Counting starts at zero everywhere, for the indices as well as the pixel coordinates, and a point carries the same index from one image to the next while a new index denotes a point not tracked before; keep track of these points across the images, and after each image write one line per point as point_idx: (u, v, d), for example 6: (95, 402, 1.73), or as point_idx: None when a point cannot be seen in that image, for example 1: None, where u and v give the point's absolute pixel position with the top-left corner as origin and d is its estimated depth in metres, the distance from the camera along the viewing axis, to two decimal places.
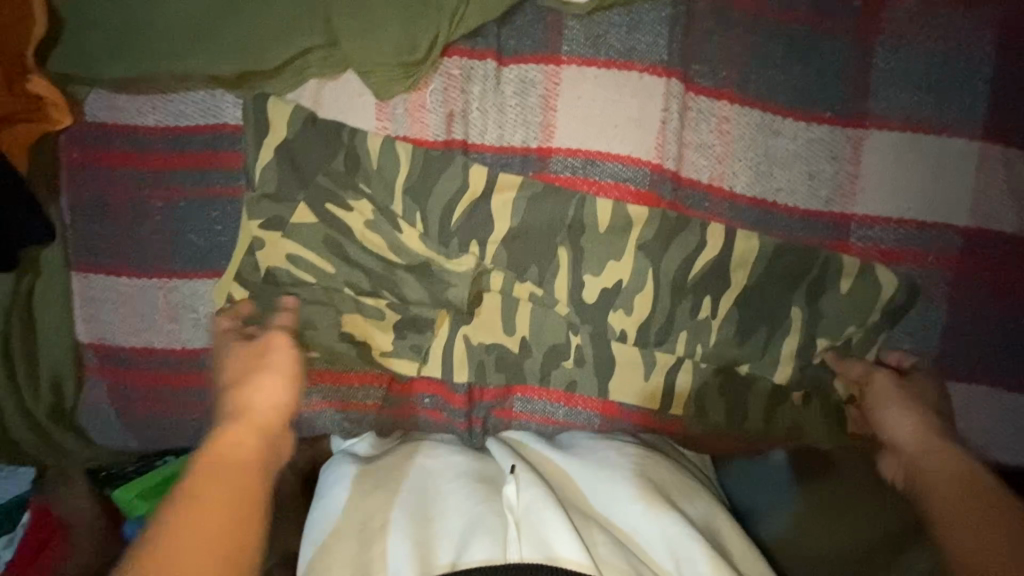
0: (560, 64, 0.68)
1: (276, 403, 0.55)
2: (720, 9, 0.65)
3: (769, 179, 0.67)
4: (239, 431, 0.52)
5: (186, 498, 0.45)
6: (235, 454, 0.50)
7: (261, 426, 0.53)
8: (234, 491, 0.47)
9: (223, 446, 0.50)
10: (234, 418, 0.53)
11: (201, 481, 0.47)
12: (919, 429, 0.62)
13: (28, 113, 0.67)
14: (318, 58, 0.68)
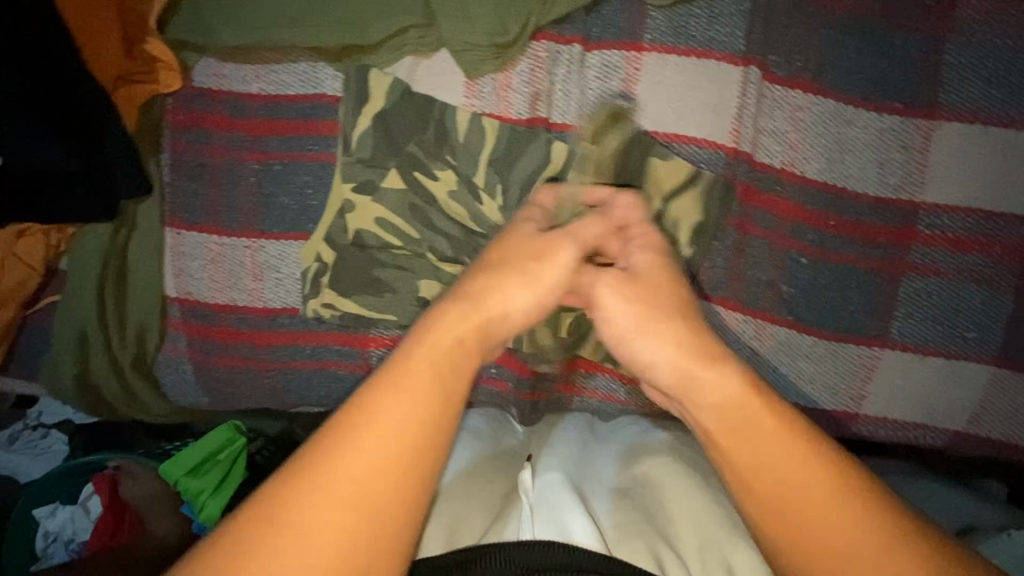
0: (643, 50, 0.72)
1: (531, 312, 0.53)
2: (797, 3, 0.69)
3: (841, 165, 0.71)
4: (461, 334, 0.51)
5: (395, 406, 0.46)
6: (450, 361, 0.49)
7: (484, 340, 0.52)
8: (420, 403, 0.46)
9: (437, 347, 0.49)
10: (464, 319, 0.51)
11: (411, 388, 0.47)
12: (716, 376, 0.52)
13: (142, 75, 0.72)
14: (414, 36, 0.73)
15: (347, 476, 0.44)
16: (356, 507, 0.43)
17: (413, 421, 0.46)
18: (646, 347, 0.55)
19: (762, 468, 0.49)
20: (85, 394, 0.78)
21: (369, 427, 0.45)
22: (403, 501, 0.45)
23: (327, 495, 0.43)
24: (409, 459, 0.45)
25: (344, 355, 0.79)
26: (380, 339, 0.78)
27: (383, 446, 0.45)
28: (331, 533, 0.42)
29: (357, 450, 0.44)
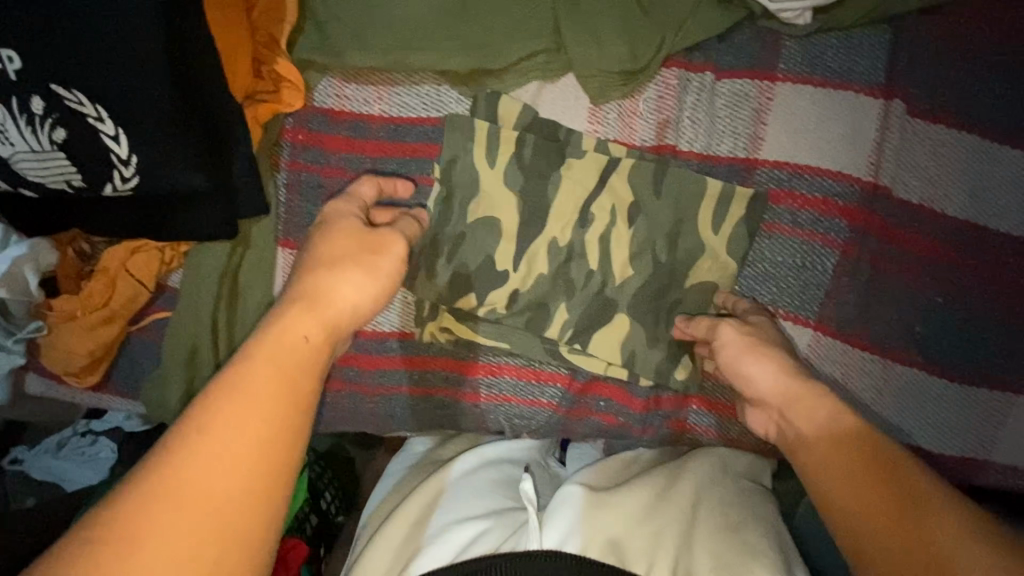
0: (776, 80, 0.70)
1: (324, 312, 0.51)
2: (942, 36, 0.67)
3: (983, 202, 0.68)
4: (307, 333, 0.48)
5: (234, 406, 0.42)
6: (294, 362, 0.46)
7: (326, 339, 0.50)
8: (263, 390, 0.43)
9: (282, 345, 0.46)
10: (302, 318, 0.49)
11: (258, 390, 0.43)
12: (808, 400, 0.59)
13: (268, 94, 0.71)
14: (542, 61, 0.72)
15: (198, 467, 0.39)
16: (220, 521, 0.38)
17: (257, 424, 0.42)
18: (756, 372, 0.63)
19: (848, 490, 0.52)
20: (187, 414, 0.76)
21: (224, 431, 0.41)
22: (249, 518, 0.40)
23: (176, 505, 0.37)
24: (269, 466, 0.41)
25: (451, 381, 0.77)
26: (489, 365, 0.77)
27: (248, 452, 0.41)
28: (171, 552, 0.36)
29: (191, 453, 0.39)
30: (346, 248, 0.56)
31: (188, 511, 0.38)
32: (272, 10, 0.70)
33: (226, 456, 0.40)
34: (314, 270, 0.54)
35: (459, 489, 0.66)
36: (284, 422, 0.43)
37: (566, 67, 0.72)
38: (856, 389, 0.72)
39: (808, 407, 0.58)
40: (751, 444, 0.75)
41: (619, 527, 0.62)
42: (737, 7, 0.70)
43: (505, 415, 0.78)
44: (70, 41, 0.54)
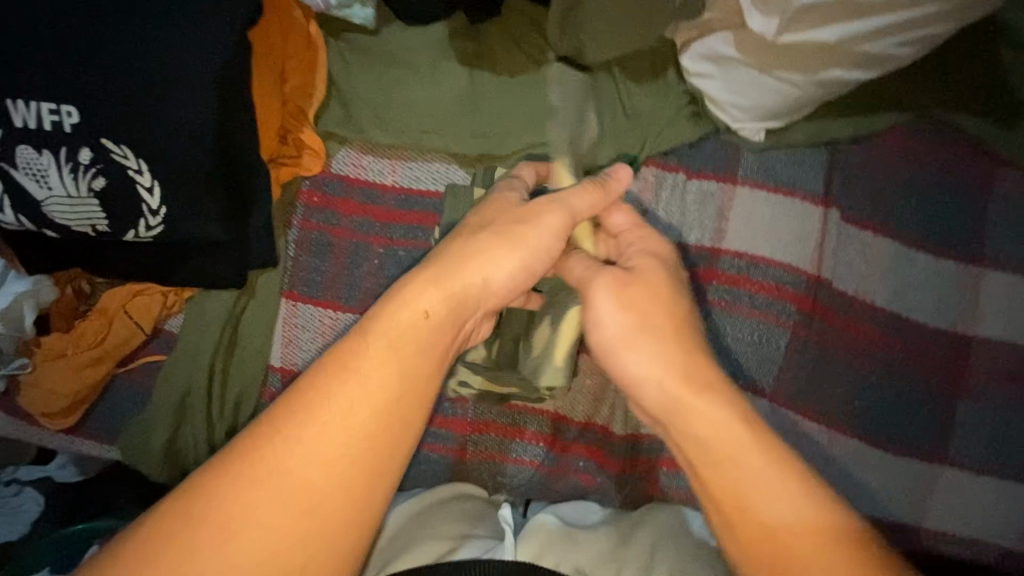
0: (736, 183, 0.83)
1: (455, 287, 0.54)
2: (869, 160, 0.82)
3: (905, 297, 0.81)
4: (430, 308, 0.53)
5: (346, 398, 0.48)
6: (413, 343, 0.51)
7: (451, 315, 0.54)
8: (378, 387, 0.49)
9: (400, 325, 0.51)
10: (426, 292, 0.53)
11: (366, 371, 0.49)
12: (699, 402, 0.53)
13: (290, 159, 0.78)
14: (540, 151, 0.82)
15: (297, 455, 0.46)
16: (331, 487, 0.46)
17: (363, 404, 0.48)
18: (642, 360, 0.56)
19: (739, 472, 0.50)
20: (168, 460, 0.76)
21: (331, 410, 0.47)
22: (361, 486, 0.47)
23: (290, 470, 0.45)
24: (373, 446, 0.47)
25: (438, 436, 0.82)
26: (476, 422, 0.82)
27: (355, 431, 0.47)
28: (285, 507, 0.44)
29: (299, 437, 0.46)
30: (645, 282, 0.60)
31: (282, 492, 0.45)
32: (302, 87, 0.78)
33: (328, 446, 0.46)
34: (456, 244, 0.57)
35: (444, 514, 0.72)
36: (386, 423, 0.48)
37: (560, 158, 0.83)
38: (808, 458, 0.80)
39: (700, 386, 0.54)
40: None
41: (582, 557, 0.65)
42: (706, 121, 0.83)
43: (488, 472, 0.82)
44: (128, 102, 0.59)
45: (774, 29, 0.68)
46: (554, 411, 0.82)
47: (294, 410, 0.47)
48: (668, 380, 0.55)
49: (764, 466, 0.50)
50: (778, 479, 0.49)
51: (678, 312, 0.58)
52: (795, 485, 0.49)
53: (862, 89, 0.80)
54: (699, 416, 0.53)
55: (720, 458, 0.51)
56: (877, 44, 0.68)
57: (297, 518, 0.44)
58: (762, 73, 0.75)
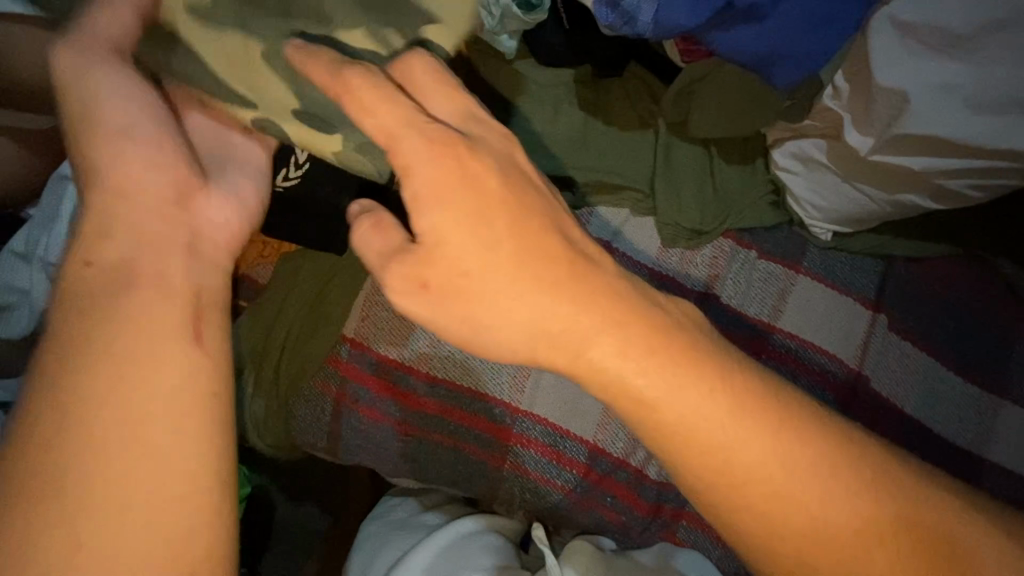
0: (799, 271, 0.91)
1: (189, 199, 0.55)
2: (917, 280, 0.91)
3: (931, 410, 0.87)
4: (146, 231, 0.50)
5: (146, 368, 0.44)
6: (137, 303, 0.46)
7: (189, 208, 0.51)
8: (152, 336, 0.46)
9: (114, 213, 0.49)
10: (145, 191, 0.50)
11: (159, 368, 0.45)
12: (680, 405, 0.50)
13: None
14: (633, 199, 0.91)
15: (114, 440, 0.42)
16: (137, 486, 0.42)
17: (135, 390, 0.44)
18: (508, 312, 0.51)
19: (646, 403, 0.50)
20: None
21: (127, 404, 0.43)
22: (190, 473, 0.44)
23: (109, 481, 0.42)
24: (144, 421, 0.43)
25: (480, 442, 0.83)
26: (520, 436, 0.83)
27: (110, 425, 0.43)
28: (119, 491, 0.42)
29: (105, 419, 0.43)
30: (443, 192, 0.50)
31: (105, 476, 0.42)
32: None
33: (144, 421, 0.43)
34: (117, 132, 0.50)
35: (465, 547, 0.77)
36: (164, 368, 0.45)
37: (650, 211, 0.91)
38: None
39: (570, 326, 0.51)
40: (725, 568, 0.85)
41: None
42: (782, 211, 0.92)
43: (518, 488, 0.84)
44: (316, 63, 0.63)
45: (866, 147, 0.79)
46: (595, 443, 0.84)
47: (77, 422, 0.42)
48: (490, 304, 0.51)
49: (654, 385, 0.50)
50: (694, 403, 0.49)
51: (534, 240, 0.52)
52: (716, 400, 0.49)
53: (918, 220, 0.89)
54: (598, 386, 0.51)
55: (618, 395, 0.51)
56: (953, 182, 0.78)
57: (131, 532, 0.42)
58: (844, 182, 0.85)
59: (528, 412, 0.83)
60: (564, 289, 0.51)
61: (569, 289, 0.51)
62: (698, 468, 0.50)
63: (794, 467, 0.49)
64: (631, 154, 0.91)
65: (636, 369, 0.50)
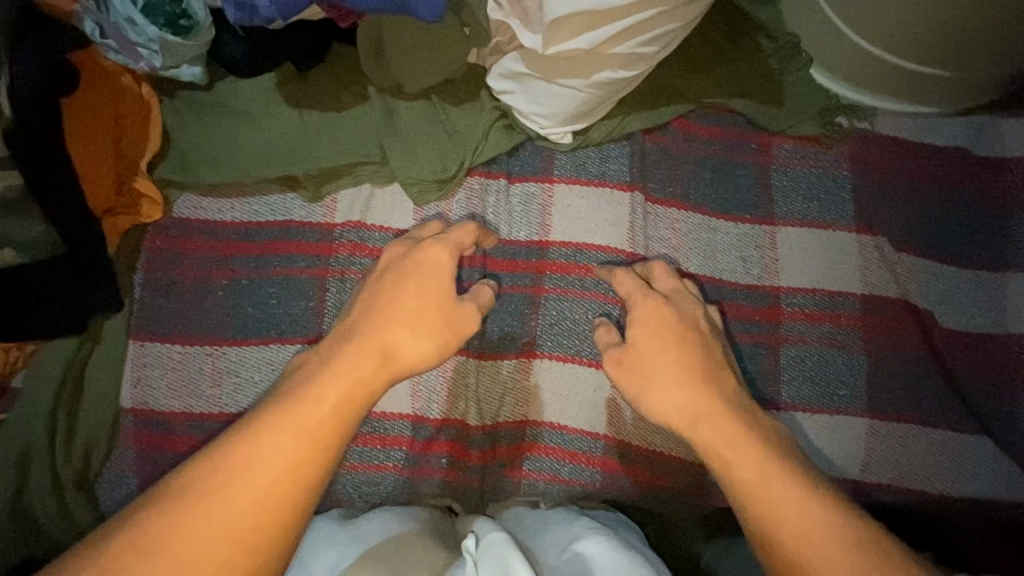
0: (552, 182, 0.92)
1: (444, 273, 0.74)
2: (662, 147, 0.93)
3: (715, 262, 0.89)
4: (393, 348, 0.67)
5: (295, 438, 0.56)
6: (353, 403, 0.61)
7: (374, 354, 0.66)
8: (303, 419, 0.57)
9: (398, 340, 0.68)
10: (397, 339, 0.68)
11: (329, 416, 0.59)
12: (744, 452, 0.65)
13: (127, 207, 0.83)
14: (371, 170, 0.90)
15: (257, 470, 0.54)
16: (270, 497, 0.53)
17: (314, 427, 0.57)
18: (669, 394, 0.72)
19: (708, 446, 0.68)
20: (14, 516, 0.75)
21: (302, 427, 0.57)
22: (291, 515, 0.54)
23: (260, 478, 0.54)
24: (303, 455, 0.55)
25: None
26: None
27: (296, 440, 0.56)
28: (239, 524, 0.52)
29: (254, 461, 0.54)
30: (645, 323, 0.77)
31: (226, 517, 0.52)
32: (134, 141, 0.84)
33: (269, 483, 0.54)
34: (407, 237, 0.81)
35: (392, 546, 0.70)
36: (313, 448, 0.56)
37: (388, 176, 0.90)
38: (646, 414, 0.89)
39: (690, 408, 0.70)
40: (576, 480, 0.87)
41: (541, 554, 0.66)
42: (518, 131, 0.93)
43: (353, 484, 0.85)
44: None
45: (540, 45, 0.79)
46: (413, 414, 0.87)
47: (276, 427, 0.56)
48: (660, 389, 0.73)
49: (735, 452, 0.65)
50: (747, 452, 0.65)
51: (711, 365, 0.74)
52: (779, 476, 0.62)
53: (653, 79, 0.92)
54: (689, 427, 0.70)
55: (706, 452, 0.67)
56: (625, 46, 0.79)
57: (249, 529, 0.52)
58: (550, 83, 0.85)
59: None
60: (728, 420, 0.68)
61: (704, 402, 0.70)
62: (747, 512, 0.62)
63: (817, 532, 0.58)
64: (352, 129, 0.91)
65: (727, 445, 0.66)
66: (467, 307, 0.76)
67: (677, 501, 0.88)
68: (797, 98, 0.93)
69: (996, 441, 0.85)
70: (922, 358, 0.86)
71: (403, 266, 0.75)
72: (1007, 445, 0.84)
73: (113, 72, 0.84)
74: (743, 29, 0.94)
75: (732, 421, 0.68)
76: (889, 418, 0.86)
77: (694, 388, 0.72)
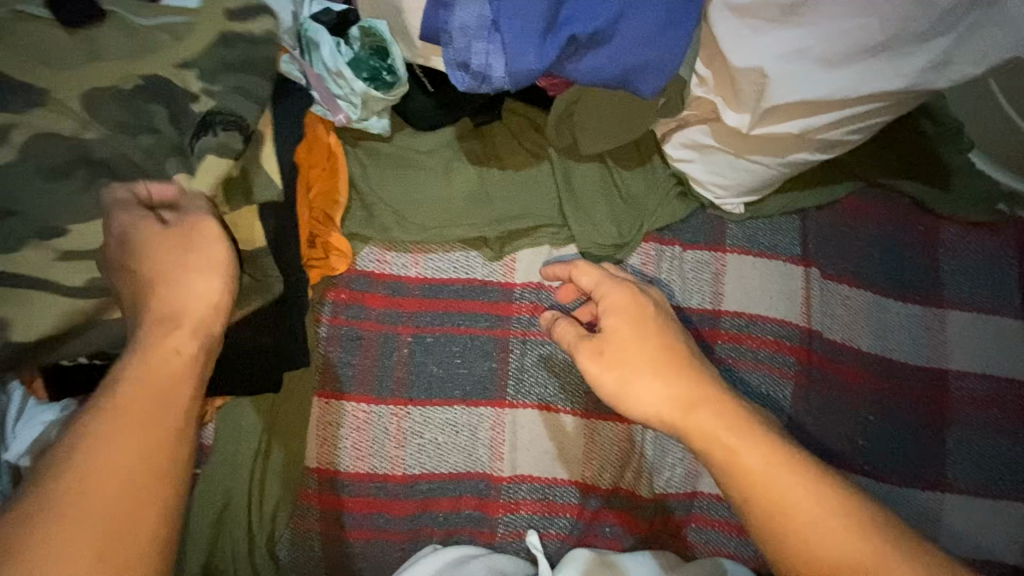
0: (725, 251, 0.93)
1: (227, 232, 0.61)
2: (833, 223, 0.94)
3: (886, 340, 0.91)
4: (210, 302, 0.58)
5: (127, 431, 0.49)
6: (171, 371, 0.53)
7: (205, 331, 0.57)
8: (136, 416, 0.50)
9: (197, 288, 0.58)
10: (211, 285, 0.58)
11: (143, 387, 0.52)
12: (741, 444, 0.56)
13: (318, 258, 0.82)
14: (550, 232, 0.91)
15: (89, 481, 0.46)
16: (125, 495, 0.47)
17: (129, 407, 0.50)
18: (643, 389, 0.62)
19: (696, 432, 0.58)
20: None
21: (115, 416, 0.50)
22: (155, 491, 0.48)
23: (84, 492, 0.46)
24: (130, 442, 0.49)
25: (468, 519, 0.81)
26: (508, 503, 0.82)
27: (126, 436, 0.49)
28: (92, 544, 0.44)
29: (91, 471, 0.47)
30: (621, 314, 0.67)
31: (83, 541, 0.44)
32: (327, 192, 0.84)
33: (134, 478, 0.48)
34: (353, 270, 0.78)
35: None
36: (156, 435, 0.50)
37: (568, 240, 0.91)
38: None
39: (688, 395, 0.60)
40: (741, 555, 0.86)
41: None
42: (692, 200, 0.94)
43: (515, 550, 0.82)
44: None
45: (746, 125, 0.80)
46: (581, 481, 0.84)
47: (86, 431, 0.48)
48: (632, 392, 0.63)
49: (735, 436, 0.56)
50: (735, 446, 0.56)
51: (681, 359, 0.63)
52: (791, 465, 0.54)
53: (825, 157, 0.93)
54: (686, 419, 0.59)
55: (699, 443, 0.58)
56: (835, 132, 0.79)
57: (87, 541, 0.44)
58: (739, 158, 0.86)
59: (510, 475, 0.83)
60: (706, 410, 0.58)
61: (692, 396, 0.60)
62: (752, 510, 0.54)
63: (827, 526, 0.52)
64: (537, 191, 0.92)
65: (727, 430, 0.57)
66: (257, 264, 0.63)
67: None
68: (964, 183, 0.94)
69: None
70: None
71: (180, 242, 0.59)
72: None
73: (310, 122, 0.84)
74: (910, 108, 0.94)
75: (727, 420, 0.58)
76: None
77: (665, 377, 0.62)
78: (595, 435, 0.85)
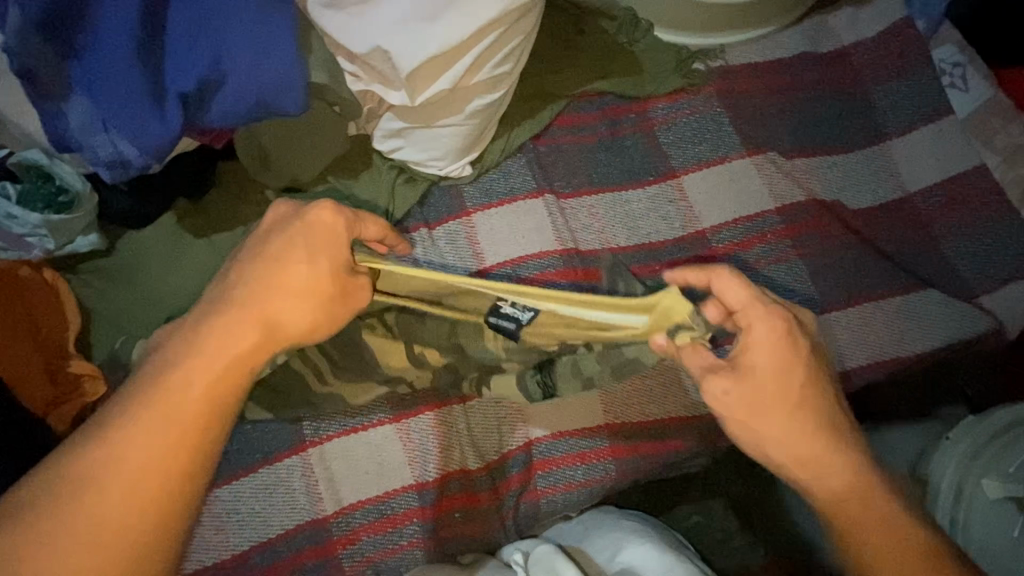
0: (470, 213, 0.98)
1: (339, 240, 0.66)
2: (555, 146, 0.98)
3: (639, 229, 0.95)
4: (276, 302, 0.63)
5: (153, 418, 0.55)
6: (222, 372, 0.59)
7: (255, 330, 0.61)
8: (172, 416, 0.55)
9: (332, 314, 0.67)
10: (298, 306, 0.64)
11: (200, 399, 0.57)
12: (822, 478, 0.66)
13: (68, 391, 0.83)
14: None
15: (116, 460, 0.53)
16: (147, 481, 0.53)
17: (180, 416, 0.56)
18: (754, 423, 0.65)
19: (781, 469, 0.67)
20: None
21: (133, 442, 0.54)
22: (173, 487, 0.54)
23: (120, 465, 0.53)
24: (186, 458, 0.55)
25: (316, 569, 0.82)
26: (345, 536, 0.84)
27: (151, 434, 0.54)
28: (107, 521, 0.52)
29: (125, 446, 0.53)
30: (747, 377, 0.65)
31: (109, 513, 0.52)
32: (51, 327, 0.84)
33: (156, 467, 0.54)
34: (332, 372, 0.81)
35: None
36: (192, 435, 0.56)
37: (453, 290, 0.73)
38: (632, 395, 0.92)
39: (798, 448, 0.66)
40: (593, 479, 0.90)
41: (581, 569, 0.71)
42: (420, 181, 0.97)
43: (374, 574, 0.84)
44: None
45: (409, 98, 0.83)
46: (414, 483, 0.86)
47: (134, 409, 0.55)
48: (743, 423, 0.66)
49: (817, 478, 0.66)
50: (859, 505, 0.65)
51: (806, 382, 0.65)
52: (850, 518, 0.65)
53: (521, 92, 0.97)
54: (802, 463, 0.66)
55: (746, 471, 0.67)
56: (480, 73, 0.84)
57: (106, 535, 0.52)
58: (431, 127, 0.88)
59: (338, 510, 0.84)
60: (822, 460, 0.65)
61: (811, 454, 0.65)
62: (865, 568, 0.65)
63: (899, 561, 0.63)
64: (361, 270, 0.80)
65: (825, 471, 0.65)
66: (362, 278, 0.69)
67: (681, 461, 0.93)
68: (651, 60, 0.99)
69: (939, 286, 0.93)
70: (851, 244, 0.93)
71: (291, 224, 0.66)
72: (947, 284, 0.93)
73: (9, 268, 0.83)
74: (581, 17, 0.97)
75: (814, 483, 0.66)
76: (844, 306, 0.92)
77: (791, 428, 0.65)
78: (409, 432, 0.87)
